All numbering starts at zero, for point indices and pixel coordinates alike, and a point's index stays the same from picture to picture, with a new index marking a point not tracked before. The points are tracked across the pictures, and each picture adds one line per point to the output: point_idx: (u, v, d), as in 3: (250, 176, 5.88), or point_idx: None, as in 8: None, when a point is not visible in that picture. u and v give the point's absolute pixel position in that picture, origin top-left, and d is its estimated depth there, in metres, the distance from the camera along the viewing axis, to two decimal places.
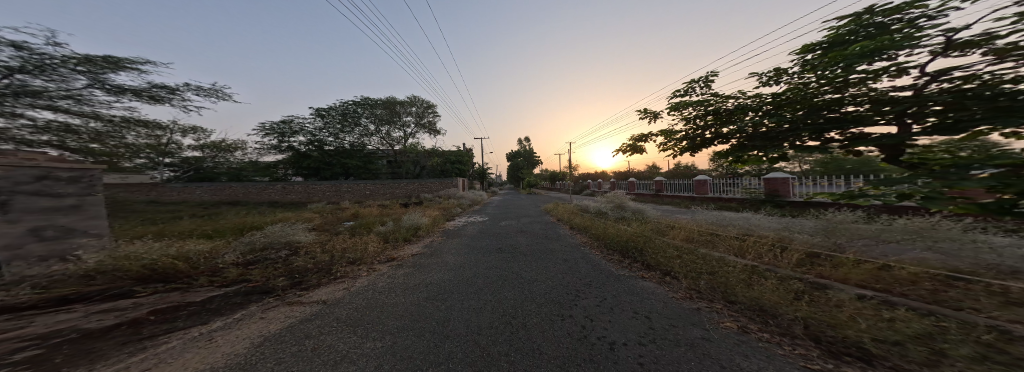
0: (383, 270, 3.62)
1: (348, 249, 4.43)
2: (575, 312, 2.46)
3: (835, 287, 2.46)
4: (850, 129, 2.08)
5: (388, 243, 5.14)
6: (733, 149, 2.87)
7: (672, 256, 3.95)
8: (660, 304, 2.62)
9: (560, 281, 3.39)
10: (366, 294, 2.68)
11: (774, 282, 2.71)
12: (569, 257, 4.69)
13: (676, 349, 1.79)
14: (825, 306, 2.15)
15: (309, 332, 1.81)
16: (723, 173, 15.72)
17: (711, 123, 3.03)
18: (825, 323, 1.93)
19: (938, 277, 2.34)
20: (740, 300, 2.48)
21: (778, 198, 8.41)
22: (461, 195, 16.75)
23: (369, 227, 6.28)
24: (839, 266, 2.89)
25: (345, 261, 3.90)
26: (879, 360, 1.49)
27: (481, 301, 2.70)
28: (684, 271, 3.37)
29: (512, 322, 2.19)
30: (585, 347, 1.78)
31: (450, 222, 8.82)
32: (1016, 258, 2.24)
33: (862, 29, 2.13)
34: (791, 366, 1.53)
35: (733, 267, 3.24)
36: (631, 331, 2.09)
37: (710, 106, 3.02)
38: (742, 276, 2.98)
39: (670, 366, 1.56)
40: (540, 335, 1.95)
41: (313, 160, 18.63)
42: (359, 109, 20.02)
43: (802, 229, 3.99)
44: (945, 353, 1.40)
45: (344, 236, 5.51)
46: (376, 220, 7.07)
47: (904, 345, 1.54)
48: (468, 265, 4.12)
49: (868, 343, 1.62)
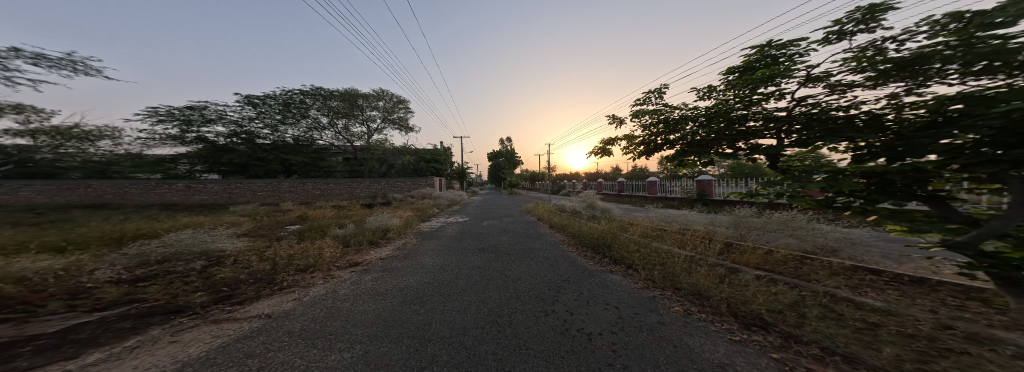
0: (344, 276, 3.44)
1: (291, 256, 4.10)
2: (557, 307, 2.62)
3: (744, 270, 2.97)
4: (751, 141, 2.51)
5: (350, 247, 4.84)
6: (677, 154, 3.27)
7: (633, 250, 4.35)
8: (628, 294, 2.91)
9: (543, 278, 3.55)
10: (326, 303, 2.55)
11: (705, 269, 3.17)
12: (549, 255, 4.89)
13: (640, 334, 2.03)
14: (738, 286, 2.59)
15: (252, 350, 1.70)
16: (668, 175, 17.75)
17: (661, 131, 3.37)
18: (739, 300, 2.32)
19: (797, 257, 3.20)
20: (683, 285, 2.87)
21: (705, 197, 9.74)
22: (438, 195, 16.35)
23: (323, 230, 5.86)
24: (744, 252, 3.50)
25: (293, 269, 3.62)
26: (773, 326, 1.88)
27: (465, 301, 2.76)
28: (643, 263, 3.75)
29: (498, 321, 2.27)
30: (567, 339, 1.95)
31: (426, 224, 8.53)
32: (836, 240, 3.33)
33: (764, 59, 2.59)
34: (723, 340, 1.86)
35: (676, 258, 3.68)
36: (604, 321, 2.30)
37: (661, 115, 3.37)
38: (683, 265, 3.42)
39: (638, 350, 1.79)
40: (525, 332, 2.07)
41: (238, 154, 15.67)
42: (308, 99, 18.18)
43: (721, 223, 4.66)
44: (808, 316, 1.86)
45: (289, 242, 5.04)
46: (331, 223, 6.55)
47: (785, 313, 1.97)
48: (445, 266, 4.09)
49: (764, 314, 2.02)
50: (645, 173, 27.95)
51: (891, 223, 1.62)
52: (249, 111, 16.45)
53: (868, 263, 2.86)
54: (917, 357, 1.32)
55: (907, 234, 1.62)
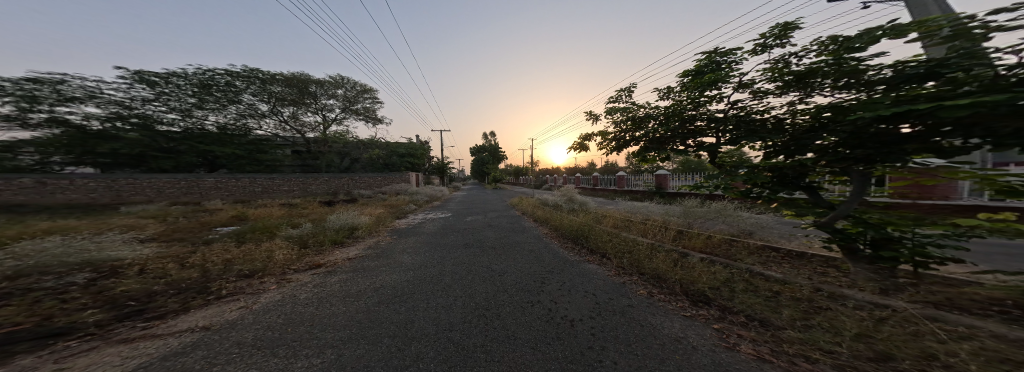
0: (303, 280, 3.23)
1: (236, 260, 3.72)
2: (542, 297, 2.76)
3: (692, 254, 3.38)
4: (697, 139, 2.87)
5: (309, 248, 4.54)
6: (641, 151, 3.52)
7: (606, 240, 4.64)
8: (603, 282, 3.12)
9: (528, 271, 3.67)
10: (282, 310, 2.40)
11: (662, 254, 3.52)
12: (535, 247, 5.08)
13: (614, 317, 2.22)
14: (686, 268, 2.93)
15: (187, 366, 1.56)
16: (632, 170, 18.91)
17: (629, 128, 3.59)
18: (687, 280, 2.65)
19: (727, 240, 3.80)
20: (646, 270, 3.13)
21: (662, 190, 10.62)
22: (412, 190, 15.86)
23: (272, 231, 5.39)
24: (691, 238, 3.97)
25: (235, 275, 3.29)
26: (714, 301, 2.22)
27: (449, 296, 2.80)
28: (613, 252, 4.04)
29: (486, 314, 2.35)
30: (552, 327, 2.08)
31: (399, 221, 8.22)
32: (753, 225, 4.09)
33: (711, 65, 2.87)
34: (677, 316, 2.12)
35: (640, 245, 4.02)
36: (584, 307, 2.47)
37: (629, 113, 3.60)
38: (645, 251, 3.75)
39: (614, 333, 1.96)
40: (513, 322, 2.18)
41: (124, 144, 10.85)
42: (235, 79, 14.04)
43: (672, 213, 5.22)
44: (738, 291, 2.28)
45: (223, 247, 4.43)
46: (280, 224, 5.98)
47: (721, 289, 2.36)
48: (426, 264, 4.04)
49: (707, 291, 2.37)
50: (611, 167, 29.52)
51: (785, 210, 2.40)
52: (145, 91, 11.87)
53: (772, 243, 3.68)
54: (802, 315, 1.83)
55: (797, 217, 2.40)
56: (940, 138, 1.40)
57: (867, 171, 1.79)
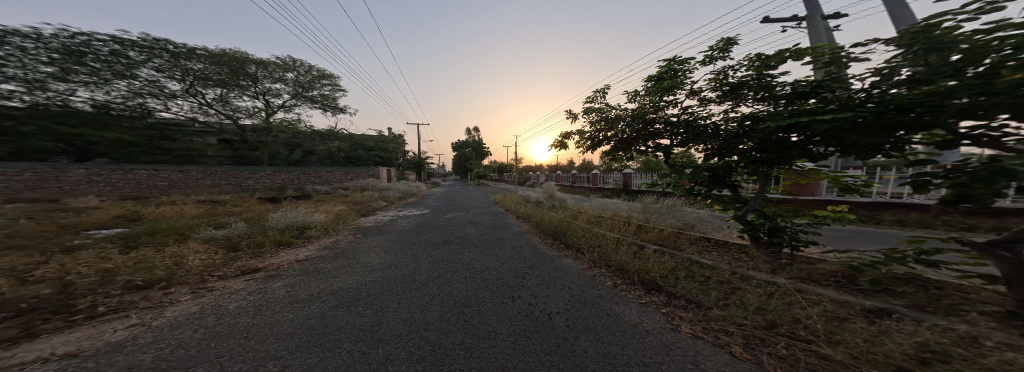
0: (237, 286, 2.80)
1: (123, 269, 2.92)
2: (522, 293, 2.82)
3: (646, 246, 3.71)
4: (656, 140, 3.16)
5: (242, 251, 4.01)
6: (612, 150, 3.70)
7: (580, 235, 4.85)
8: (577, 275, 3.25)
9: (509, 267, 3.72)
10: (202, 322, 2.00)
11: (624, 247, 3.80)
12: (516, 244, 5.14)
13: (586, 309, 2.34)
14: (643, 260, 3.19)
15: None
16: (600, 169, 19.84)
17: (602, 128, 3.71)
18: (642, 271, 2.89)
19: (676, 232, 4.29)
20: (612, 262, 3.33)
21: (627, 188, 11.33)
22: (383, 186, 15.06)
23: (182, 233, 4.58)
24: (649, 231, 4.35)
25: (119, 287, 2.55)
26: (664, 287, 2.51)
27: (423, 296, 2.74)
28: (585, 246, 4.26)
29: (466, 311, 2.37)
30: (530, 321, 2.17)
31: (363, 219, 7.67)
32: (696, 220, 4.67)
33: (671, 71, 3.11)
34: (634, 303, 2.31)
35: (607, 239, 4.28)
36: (560, 300, 2.58)
37: (602, 114, 3.73)
38: (611, 245, 4.01)
39: (586, 324, 2.08)
40: (492, 318, 2.23)
41: None
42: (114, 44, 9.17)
43: (633, 209, 5.67)
44: (683, 278, 2.63)
45: (100, 254, 3.48)
46: (197, 224, 5.11)
47: (669, 277, 2.68)
48: (398, 263, 3.87)
49: (658, 279, 2.66)
50: (582, 166, 30.66)
51: (718, 204, 2.97)
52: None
53: (709, 234, 4.26)
54: (724, 295, 2.24)
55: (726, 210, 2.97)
56: (811, 146, 1.94)
57: (769, 172, 2.40)
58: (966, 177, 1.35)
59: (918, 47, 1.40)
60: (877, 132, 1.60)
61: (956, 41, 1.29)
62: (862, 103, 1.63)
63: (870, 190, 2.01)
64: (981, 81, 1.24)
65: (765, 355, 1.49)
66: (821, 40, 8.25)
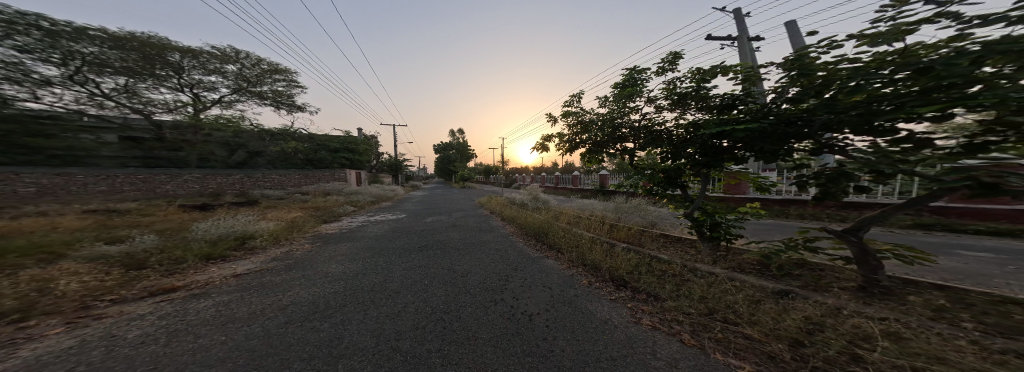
0: (138, 310, 2.37)
1: None
2: (505, 295, 2.81)
3: (617, 244, 3.95)
4: (621, 144, 3.45)
5: (153, 269, 3.44)
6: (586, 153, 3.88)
7: (561, 235, 4.96)
8: (556, 275, 3.31)
9: (491, 270, 3.69)
10: (83, 358, 1.65)
11: (600, 245, 3.98)
12: (501, 246, 5.08)
13: (564, 307, 2.39)
14: (612, 257, 3.40)
15: None
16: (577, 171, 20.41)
17: (577, 131, 3.85)
18: (611, 268, 3.07)
19: (641, 230, 4.63)
20: (587, 261, 3.45)
21: (602, 189, 11.85)
22: (353, 190, 14.13)
23: (57, 253, 3.74)
24: (620, 230, 4.61)
25: None
26: (629, 283, 2.73)
27: (393, 304, 2.60)
28: (564, 245, 4.38)
29: (444, 317, 2.30)
30: (511, 323, 2.17)
31: (324, 226, 7.07)
32: (658, 218, 5.09)
33: (631, 78, 3.31)
34: (605, 299, 2.44)
35: (583, 239, 4.44)
36: (541, 301, 2.61)
37: (578, 117, 3.85)
38: (588, 243, 4.17)
39: (563, 322, 2.12)
40: (473, 323, 2.19)
41: None
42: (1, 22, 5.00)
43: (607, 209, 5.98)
44: (644, 272, 2.89)
45: None
46: (77, 242, 4.20)
47: (633, 273, 2.89)
48: (368, 272, 3.64)
49: (625, 275, 2.87)
50: (565, 168, 31.41)
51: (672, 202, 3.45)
52: None
53: (666, 230, 4.68)
54: (676, 287, 2.51)
55: (678, 206, 3.46)
56: (735, 151, 2.52)
57: (707, 174, 2.96)
58: (822, 179, 1.93)
59: (797, 73, 1.94)
60: (775, 139, 2.15)
61: (816, 69, 1.88)
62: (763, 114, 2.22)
63: (774, 188, 2.72)
64: (830, 102, 1.80)
65: (706, 340, 1.73)
66: (748, 59, 9.42)
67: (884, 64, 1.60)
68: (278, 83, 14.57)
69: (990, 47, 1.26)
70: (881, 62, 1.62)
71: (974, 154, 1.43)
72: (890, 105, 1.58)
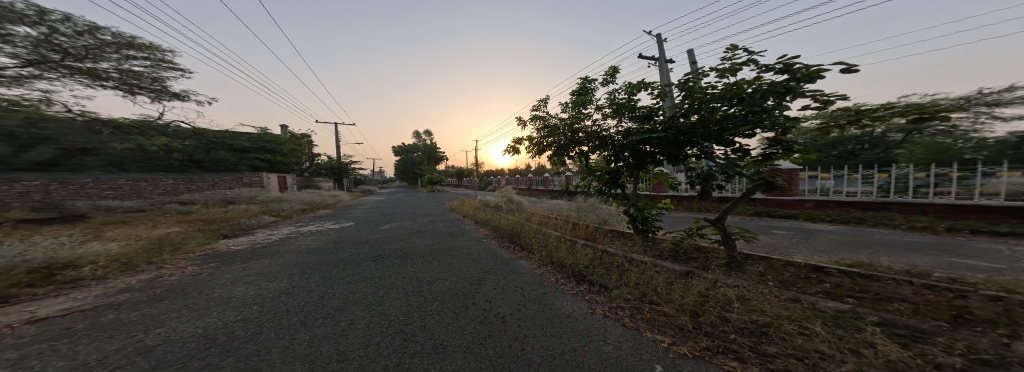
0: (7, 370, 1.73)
1: None
2: (477, 300, 3.14)
3: (577, 241, 5.08)
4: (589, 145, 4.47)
5: None
6: (561, 153, 4.83)
7: (533, 236, 5.47)
8: (529, 275, 3.93)
9: (465, 274, 3.99)
10: None
11: (569, 246, 4.76)
12: (473, 250, 5.35)
13: (539, 310, 2.88)
14: (574, 255, 4.29)
15: None
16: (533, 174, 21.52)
17: (554, 135, 4.70)
18: (573, 267, 3.92)
19: (604, 232, 5.67)
20: (553, 260, 4.28)
21: (567, 190, 12.70)
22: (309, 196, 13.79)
23: None
24: (579, 228, 5.87)
25: None
26: (587, 277, 3.63)
27: (334, 324, 2.59)
28: (535, 245, 4.99)
29: (406, 329, 2.47)
30: (484, 328, 2.51)
31: (224, 243, 5.89)
32: (607, 216, 6.77)
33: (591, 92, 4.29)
34: (564, 294, 3.26)
35: (551, 238, 5.29)
36: (512, 303, 3.05)
37: (555, 124, 4.69)
38: (554, 241, 5.06)
39: (525, 323, 2.60)
40: (447, 329, 2.48)
41: None
42: None
43: (582, 210, 7.32)
44: (612, 267, 3.83)
45: None
46: None
47: (589, 269, 3.77)
48: (324, 288, 3.57)
49: (584, 271, 3.74)
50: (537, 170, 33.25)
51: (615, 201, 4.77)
52: None
53: (613, 225, 6.15)
54: (625, 278, 3.47)
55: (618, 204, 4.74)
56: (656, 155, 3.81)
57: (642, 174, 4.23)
58: (705, 179, 3.46)
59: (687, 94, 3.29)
60: (676, 146, 3.53)
61: (695, 93, 3.24)
62: (671, 126, 3.45)
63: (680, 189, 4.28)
64: (706, 117, 3.15)
65: (640, 320, 2.56)
66: (666, 79, 12.34)
67: (729, 93, 2.91)
68: (134, 59, 6.42)
69: (765, 89, 2.64)
70: (728, 91, 2.93)
71: (765, 162, 3.10)
72: (733, 119, 2.98)
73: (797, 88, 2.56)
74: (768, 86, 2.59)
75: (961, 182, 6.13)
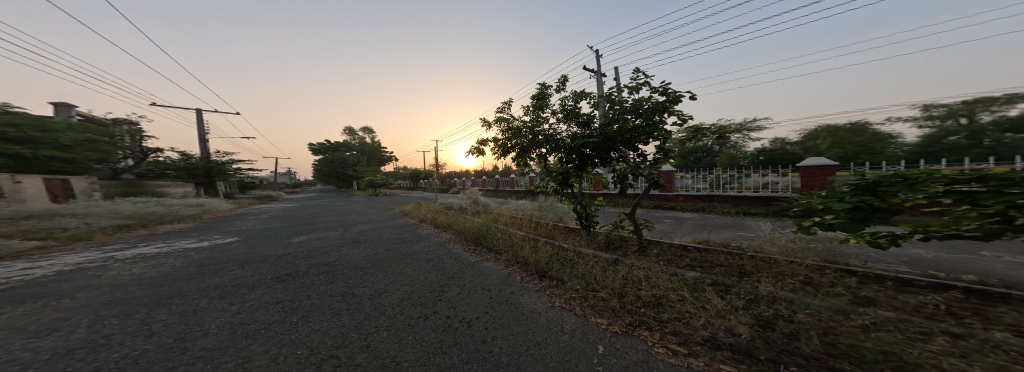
0: None
1: None
2: (438, 307, 2.25)
3: (539, 239, 4.45)
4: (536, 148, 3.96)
5: None
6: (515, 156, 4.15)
7: (497, 237, 4.66)
8: (496, 275, 3.16)
9: (420, 282, 3.05)
10: None
11: (535, 245, 4.05)
12: (433, 256, 4.33)
13: (510, 309, 2.11)
14: (532, 251, 3.63)
15: None
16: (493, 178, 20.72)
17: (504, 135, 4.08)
18: (531, 262, 3.30)
19: (564, 228, 5.16)
20: (517, 259, 3.55)
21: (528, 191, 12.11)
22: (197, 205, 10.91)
23: None
24: (549, 227, 5.25)
25: None
26: (544, 271, 3.01)
27: (216, 363, 1.49)
28: (501, 246, 4.19)
29: (337, 351, 1.53)
30: (446, 334, 1.70)
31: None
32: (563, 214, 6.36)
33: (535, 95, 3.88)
34: (535, 291, 2.53)
35: (521, 239, 4.46)
36: (479, 305, 2.25)
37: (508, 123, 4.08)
38: (520, 241, 4.34)
39: (502, 324, 1.85)
40: (395, 343, 1.61)
41: None
42: None
43: (548, 211, 6.68)
44: (565, 260, 3.29)
45: None
46: None
47: (534, 265, 3.22)
48: (195, 319, 2.31)
49: (540, 265, 3.14)
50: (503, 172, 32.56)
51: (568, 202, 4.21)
52: None
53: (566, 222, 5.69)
54: (566, 267, 2.99)
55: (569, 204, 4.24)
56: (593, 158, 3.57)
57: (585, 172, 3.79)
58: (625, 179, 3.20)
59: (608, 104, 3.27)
60: (603, 150, 3.39)
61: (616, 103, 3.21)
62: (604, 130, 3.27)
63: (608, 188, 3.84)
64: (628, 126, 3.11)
65: (580, 305, 2.10)
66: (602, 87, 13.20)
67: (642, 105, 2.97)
68: None
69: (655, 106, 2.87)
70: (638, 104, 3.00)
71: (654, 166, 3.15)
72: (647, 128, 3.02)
73: (670, 108, 2.87)
74: (654, 104, 2.88)
75: (740, 180, 7.15)
